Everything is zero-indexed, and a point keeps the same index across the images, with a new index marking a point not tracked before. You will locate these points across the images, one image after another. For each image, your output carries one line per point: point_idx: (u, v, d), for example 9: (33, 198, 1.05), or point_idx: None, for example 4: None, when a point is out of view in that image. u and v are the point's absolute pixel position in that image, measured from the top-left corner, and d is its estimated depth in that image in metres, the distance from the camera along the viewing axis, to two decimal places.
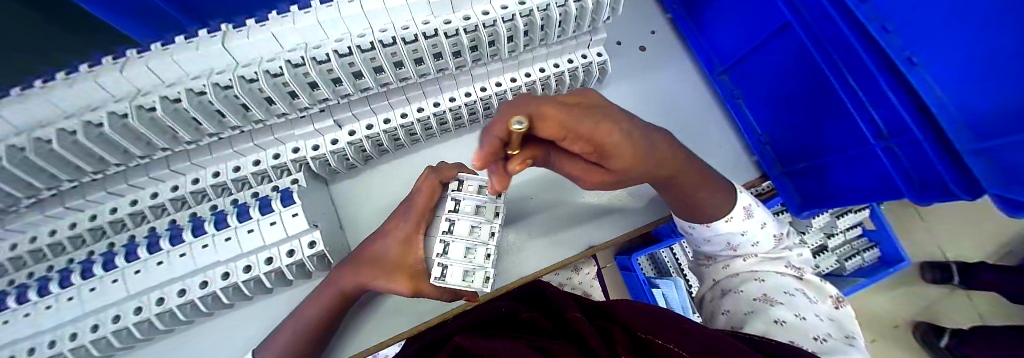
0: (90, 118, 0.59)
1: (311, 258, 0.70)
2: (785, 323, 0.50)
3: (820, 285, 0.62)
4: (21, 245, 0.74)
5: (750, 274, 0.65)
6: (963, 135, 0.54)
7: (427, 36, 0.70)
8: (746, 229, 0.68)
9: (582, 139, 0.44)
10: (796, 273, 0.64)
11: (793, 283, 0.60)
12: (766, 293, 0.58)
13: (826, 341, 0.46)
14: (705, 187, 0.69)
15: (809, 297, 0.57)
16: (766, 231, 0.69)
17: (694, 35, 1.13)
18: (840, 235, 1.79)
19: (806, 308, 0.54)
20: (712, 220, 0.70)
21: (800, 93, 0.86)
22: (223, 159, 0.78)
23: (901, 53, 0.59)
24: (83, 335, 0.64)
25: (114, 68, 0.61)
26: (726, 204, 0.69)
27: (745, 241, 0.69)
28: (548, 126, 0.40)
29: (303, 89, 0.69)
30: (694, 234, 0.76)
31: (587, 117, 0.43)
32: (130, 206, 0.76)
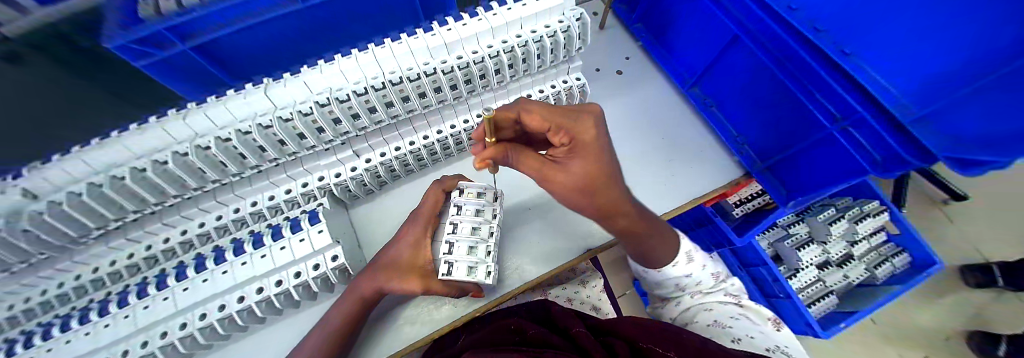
0: (158, 157, 0.74)
1: (333, 270, 0.78)
2: (742, 341, 0.67)
3: (759, 309, 0.74)
4: (84, 275, 0.85)
5: (700, 305, 0.78)
6: (901, 108, 0.65)
7: (428, 74, 0.85)
8: (691, 272, 0.79)
9: (556, 130, 0.62)
10: (735, 301, 0.77)
11: (735, 309, 0.74)
12: (716, 319, 0.73)
13: (776, 351, 0.64)
14: (659, 235, 0.75)
15: (752, 320, 0.71)
16: (706, 271, 0.80)
17: (663, 56, 1.28)
18: (863, 242, 1.77)
19: (751, 328, 0.70)
20: (659, 264, 0.78)
21: (762, 94, 0.98)
22: (260, 189, 0.91)
23: (836, 49, 0.74)
24: (133, 352, 0.72)
25: (180, 117, 0.76)
26: (674, 253, 0.77)
27: (691, 281, 0.80)
28: (534, 115, 0.63)
29: (328, 124, 0.83)
30: (648, 277, 0.85)
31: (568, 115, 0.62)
32: (180, 235, 0.87)
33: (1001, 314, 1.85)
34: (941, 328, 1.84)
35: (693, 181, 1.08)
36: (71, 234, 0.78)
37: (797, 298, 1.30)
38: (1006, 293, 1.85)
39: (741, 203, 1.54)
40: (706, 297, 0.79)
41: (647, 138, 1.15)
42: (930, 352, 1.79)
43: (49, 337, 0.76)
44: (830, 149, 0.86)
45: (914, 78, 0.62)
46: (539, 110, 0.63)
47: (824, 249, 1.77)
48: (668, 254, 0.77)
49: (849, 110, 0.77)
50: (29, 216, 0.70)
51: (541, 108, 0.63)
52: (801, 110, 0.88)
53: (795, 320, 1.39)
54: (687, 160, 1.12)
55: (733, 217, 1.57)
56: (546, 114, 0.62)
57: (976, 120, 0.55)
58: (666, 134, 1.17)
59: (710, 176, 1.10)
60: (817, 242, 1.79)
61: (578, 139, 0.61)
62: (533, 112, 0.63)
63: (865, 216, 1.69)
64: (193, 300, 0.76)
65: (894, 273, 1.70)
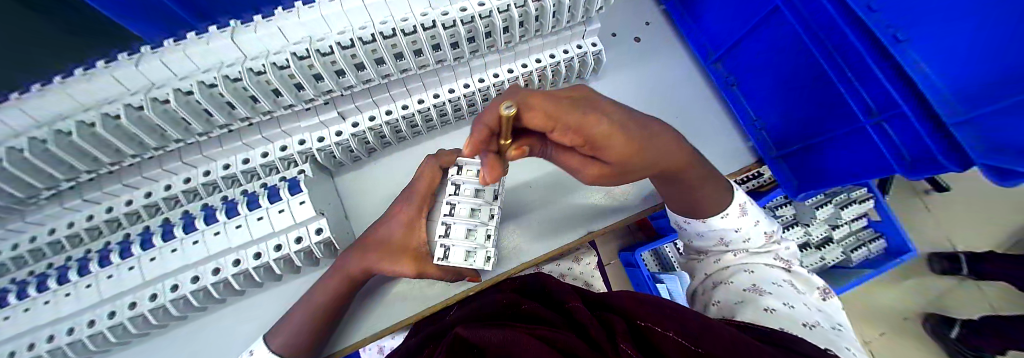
0: (107, 111, 0.63)
1: (318, 245, 0.72)
2: (775, 310, 0.54)
3: (808, 278, 0.67)
4: (39, 237, 0.77)
5: (739, 266, 0.70)
6: (947, 106, 0.57)
7: (426, 27, 0.73)
8: (740, 226, 0.74)
9: (572, 130, 0.45)
10: (785, 266, 0.69)
11: (780, 276, 0.65)
12: (755, 284, 0.63)
13: (814, 327, 0.50)
14: (704, 182, 0.71)
15: (796, 289, 0.61)
16: (757, 229, 0.74)
17: (687, 24, 1.15)
18: (846, 226, 1.79)
19: (793, 298, 0.57)
20: (706, 216, 0.74)
21: (793, 77, 0.90)
22: (232, 152, 0.81)
23: (888, 32, 0.63)
24: (101, 322, 0.67)
25: (128, 63, 0.64)
26: (720, 202, 0.72)
27: (738, 236, 0.74)
28: (534, 114, 0.41)
29: (309, 80, 0.72)
30: (688, 228, 0.81)
31: (576, 108, 0.43)
32: (144, 198, 0.78)
33: (960, 299, 1.97)
34: (904, 311, 1.96)
35: None
36: (14, 193, 0.68)
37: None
38: (969, 281, 1.96)
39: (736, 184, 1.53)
40: (752, 258, 0.71)
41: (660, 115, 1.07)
42: (889, 331, 1.93)
43: (7, 302, 0.70)
44: (856, 143, 0.81)
45: (965, 77, 0.54)
46: (541, 109, 0.41)
47: (806, 231, 1.80)
48: (716, 203, 0.72)
49: (887, 103, 0.69)
50: None
51: (542, 103, 0.41)
52: (833, 99, 0.82)
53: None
54: (699, 141, 1.06)
55: None
56: (550, 112, 0.41)
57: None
58: (679, 112, 1.09)
59: (721, 160, 1.04)
60: (801, 223, 1.82)
61: (596, 136, 0.46)
62: (534, 113, 0.41)
63: (851, 202, 1.73)
64: (163, 271, 0.70)
65: (868, 257, 1.78)
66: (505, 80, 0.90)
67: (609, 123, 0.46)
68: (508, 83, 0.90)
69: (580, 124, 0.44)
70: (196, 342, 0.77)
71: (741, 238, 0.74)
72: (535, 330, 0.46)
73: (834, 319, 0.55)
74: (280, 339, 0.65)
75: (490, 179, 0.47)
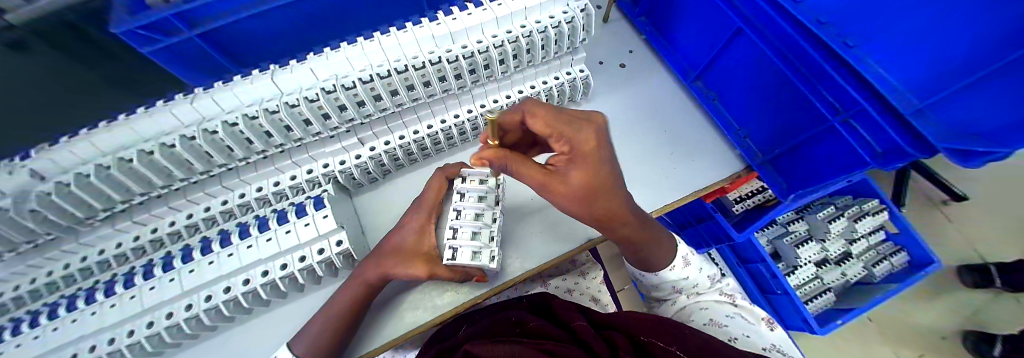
0: (166, 140, 0.75)
1: (337, 255, 0.79)
2: (736, 340, 0.69)
3: (752, 308, 0.75)
4: (90, 257, 0.86)
5: (695, 305, 0.78)
6: (906, 98, 0.63)
7: (433, 62, 0.85)
8: (687, 275, 0.77)
9: (560, 141, 0.55)
10: (730, 300, 0.77)
11: (730, 309, 0.75)
12: (714, 318, 0.74)
13: (769, 350, 0.66)
14: (652, 242, 0.72)
15: (746, 319, 0.73)
16: (703, 274, 0.78)
17: (666, 48, 1.28)
18: (863, 240, 1.76)
19: (748, 328, 0.71)
20: (656, 269, 0.76)
21: (764, 88, 0.99)
22: (265, 175, 0.92)
23: (837, 39, 0.72)
24: (139, 331, 0.73)
25: (187, 101, 0.77)
26: (667, 258, 0.76)
27: (689, 284, 0.78)
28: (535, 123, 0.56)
29: (334, 110, 0.84)
30: (647, 279, 0.82)
31: (572, 125, 0.55)
32: (186, 218, 0.88)
33: (997, 314, 1.86)
34: (937, 327, 1.85)
35: (692, 174, 1.09)
36: (78, 214, 0.79)
37: (795, 294, 1.35)
38: (1003, 293, 1.86)
39: (740, 200, 1.57)
40: (701, 296, 0.79)
41: (648, 131, 1.16)
42: (925, 350, 1.81)
43: (55, 316, 0.77)
44: (832, 143, 0.87)
45: (915, 71, 0.61)
46: (541, 118, 0.55)
47: (822, 247, 1.78)
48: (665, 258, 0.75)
49: (851, 101, 0.77)
50: (35, 195, 0.70)
51: (545, 113, 0.55)
52: (803, 103, 0.90)
53: (791, 314, 1.45)
54: (687, 153, 1.13)
55: (733, 213, 1.59)
56: (549, 121, 0.54)
57: (988, 112, 0.55)
58: (667, 127, 1.17)
59: (711, 169, 1.11)
60: (815, 239, 1.81)
61: (576, 151, 0.55)
62: (538, 119, 0.55)
63: (864, 214, 1.70)
64: (200, 282, 0.77)
65: (891, 271, 1.72)
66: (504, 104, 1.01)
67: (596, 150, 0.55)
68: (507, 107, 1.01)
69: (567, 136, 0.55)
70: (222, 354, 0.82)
71: (690, 286, 0.79)
72: (542, 344, 0.55)
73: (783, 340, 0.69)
74: (302, 343, 0.70)
75: (486, 156, 0.58)
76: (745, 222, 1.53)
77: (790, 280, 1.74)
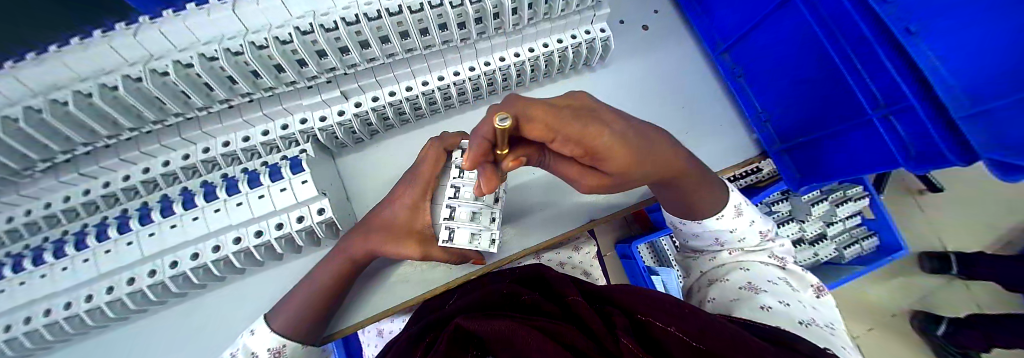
0: (105, 81, 0.61)
1: (320, 225, 0.72)
2: (769, 309, 0.54)
3: (802, 276, 0.66)
4: (36, 211, 0.76)
5: (735, 264, 0.70)
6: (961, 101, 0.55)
7: (432, 5, 0.71)
8: (736, 227, 0.71)
9: (571, 142, 0.42)
10: (779, 264, 0.69)
11: (776, 273, 0.65)
12: (751, 282, 0.63)
13: (809, 325, 0.50)
14: (700, 188, 0.68)
15: (791, 286, 0.61)
16: (753, 228, 0.73)
17: (696, 12, 1.13)
18: (841, 223, 1.80)
19: (789, 295, 0.58)
20: (702, 218, 0.72)
21: (800, 69, 0.90)
22: (233, 129, 0.79)
23: (900, 23, 0.60)
24: (99, 297, 0.67)
25: (124, 32, 0.62)
26: (717, 206, 0.70)
27: (733, 237, 0.72)
28: (534, 127, 0.40)
29: (312, 57, 0.70)
30: (684, 229, 0.78)
31: (577, 120, 0.41)
32: (142, 174, 0.77)
33: (948, 298, 2.01)
34: (892, 309, 2.00)
35: (704, 156, 1.03)
36: (10, 164, 0.67)
37: None
38: (958, 279, 2.00)
39: (732, 179, 1.54)
40: (747, 254, 0.71)
41: (664, 106, 1.07)
42: (877, 327, 1.97)
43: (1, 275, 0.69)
44: (862, 137, 0.81)
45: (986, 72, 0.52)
46: (540, 120, 0.39)
47: (800, 227, 1.81)
48: (713, 204, 0.70)
49: (895, 96, 0.69)
50: None
51: (541, 113, 0.39)
52: (841, 90, 0.81)
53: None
54: (702, 133, 1.05)
55: None
56: (551, 123, 0.39)
57: None
58: (685, 103, 1.08)
59: (724, 152, 1.04)
60: (795, 220, 1.83)
61: (597, 149, 0.43)
62: (534, 121, 0.40)
63: (847, 200, 1.73)
64: (162, 247, 0.69)
65: (859, 254, 1.80)
66: (511, 63, 0.88)
67: (614, 135, 0.43)
68: (513, 67, 0.89)
69: (580, 137, 0.41)
70: (194, 320, 0.77)
71: (736, 238, 0.72)
72: (536, 321, 0.49)
73: (830, 317, 0.56)
74: (281, 319, 0.63)
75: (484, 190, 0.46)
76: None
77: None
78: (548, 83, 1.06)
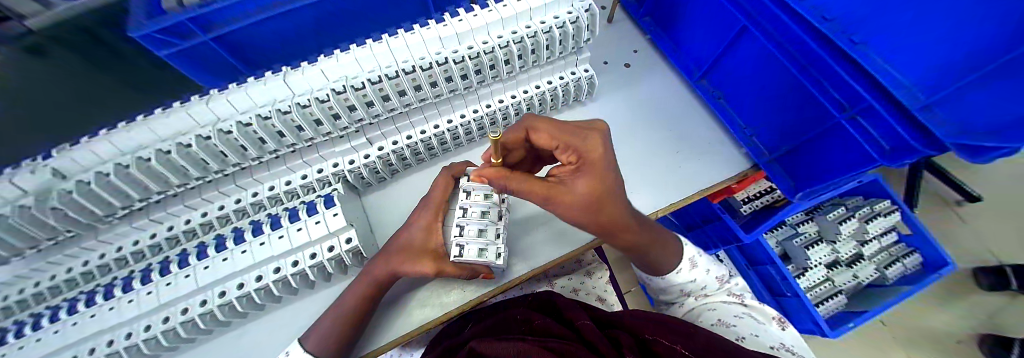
0: (183, 141, 0.77)
1: (347, 252, 0.81)
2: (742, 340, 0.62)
3: (763, 308, 0.73)
4: (108, 254, 0.89)
5: (704, 305, 0.75)
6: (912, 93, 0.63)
7: (440, 63, 0.87)
8: (695, 277, 0.76)
9: (568, 150, 0.57)
10: (740, 300, 0.75)
11: (739, 309, 0.72)
12: (720, 318, 0.71)
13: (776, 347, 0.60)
14: (656, 247, 0.70)
15: (756, 319, 0.69)
16: (711, 276, 0.77)
17: (671, 47, 1.28)
18: (875, 242, 1.74)
19: (755, 326, 0.67)
20: (663, 272, 0.75)
21: (770, 85, 0.99)
22: (278, 175, 0.94)
23: (844, 36, 0.73)
24: (156, 326, 0.76)
25: (202, 103, 0.79)
26: (675, 261, 0.74)
27: (697, 287, 0.77)
28: (540, 135, 0.58)
29: (344, 111, 0.86)
30: (653, 283, 0.81)
31: (577, 135, 0.56)
32: (200, 217, 0.90)
33: (1014, 316, 1.81)
34: (951, 330, 1.81)
35: (697, 173, 1.09)
36: (98, 212, 0.82)
37: (806, 296, 1.30)
38: (1022, 294, 1.81)
39: (748, 200, 1.57)
40: (709, 296, 0.76)
41: (652, 130, 1.16)
42: (939, 353, 1.77)
43: (74, 311, 0.80)
44: (838, 140, 0.87)
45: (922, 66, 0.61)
46: (546, 132, 0.58)
47: (833, 249, 1.75)
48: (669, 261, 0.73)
49: (857, 99, 0.77)
50: (59, 195, 0.74)
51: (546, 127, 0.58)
52: (808, 100, 0.89)
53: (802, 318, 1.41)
54: (692, 151, 1.13)
55: (741, 214, 1.58)
56: (553, 133, 0.57)
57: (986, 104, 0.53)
58: (672, 126, 1.17)
59: (716, 168, 1.10)
60: (826, 241, 1.78)
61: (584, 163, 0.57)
62: (540, 131, 0.59)
63: (876, 215, 1.69)
64: (214, 277, 0.79)
65: (904, 273, 1.69)
66: (509, 104, 1.02)
67: (606, 154, 0.55)
68: (511, 107, 1.02)
69: (574, 145, 0.56)
70: (233, 349, 0.84)
71: (697, 286, 0.78)
72: (545, 342, 0.55)
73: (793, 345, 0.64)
74: (313, 339, 0.71)
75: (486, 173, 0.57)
76: (754, 222, 1.51)
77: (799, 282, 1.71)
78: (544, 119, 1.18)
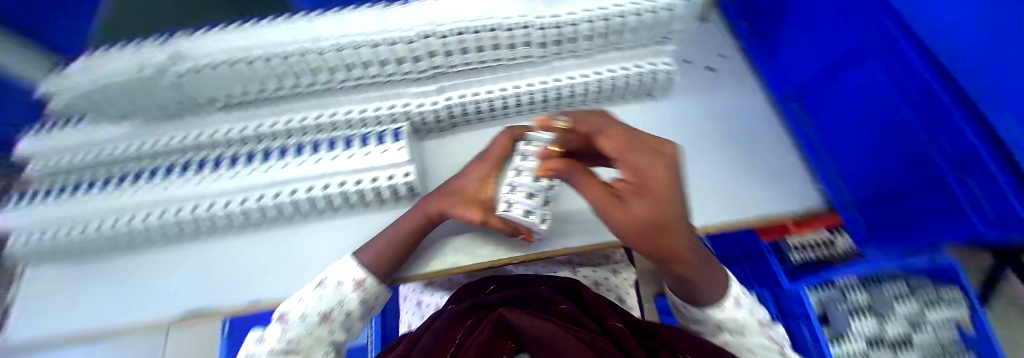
0: (287, 49, 0.86)
1: (402, 185, 0.89)
2: None
3: None
4: (205, 135, 1.03)
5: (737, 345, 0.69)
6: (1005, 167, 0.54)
7: (524, 26, 0.88)
8: (737, 317, 0.70)
9: (630, 168, 0.48)
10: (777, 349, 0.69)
11: None
12: None
13: None
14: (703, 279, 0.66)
15: None
16: (755, 318, 0.72)
17: (765, 62, 1.20)
18: (932, 329, 1.39)
19: None
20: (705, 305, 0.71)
21: (873, 124, 0.89)
22: (355, 101, 1.02)
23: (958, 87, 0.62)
24: (235, 204, 0.94)
25: (308, 19, 0.87)
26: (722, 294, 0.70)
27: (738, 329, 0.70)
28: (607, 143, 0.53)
29: (425, 54, 0.90)
30: (689, 312, 0.77)
31: (646, 154, 0.47)
32: (285, 123, 1.01)
33: None
34: None
35: (758, 196, 1.01)
36: (206, 95, 0.95)
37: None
38: None
39: (800, 248, 1.49)
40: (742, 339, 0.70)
41: (723, 143, 1.09)
42: None
43: (177, 174, 0.98)
44: (943, 199, 0.77)
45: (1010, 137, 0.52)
46: (615, 141, 0.52)
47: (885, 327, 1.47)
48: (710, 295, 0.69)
49: (963, 158, 0.66)
50: (169, 71, 0.84)
51: (614, 140, 0.52)
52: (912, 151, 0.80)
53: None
54: (763, 174, 1.04)
55: (789, 261, 1.52)
56: (620, 146, 0.51)
57: None
58: (746, 143, 1.10)
59: (781, 195, 1.02)
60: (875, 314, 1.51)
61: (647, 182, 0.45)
62: (610, 139, 0.53)
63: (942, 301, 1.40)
64: (289, 176, 0.93)
65: None
66: (580, 82, 1.00)
67: (671, 176, 0.45)
68: (581, 85, 1.01)
69: (637, 165, 0.46)
70: (290, 243, 0.98)
71: (735, 327, 0.71)
72: (580, 332, 0.56)
73: None
74: (366, 254, 0.80)
75: (552, 166, 0.60)
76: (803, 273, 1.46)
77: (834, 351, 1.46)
78: (610, 106, 1.16)
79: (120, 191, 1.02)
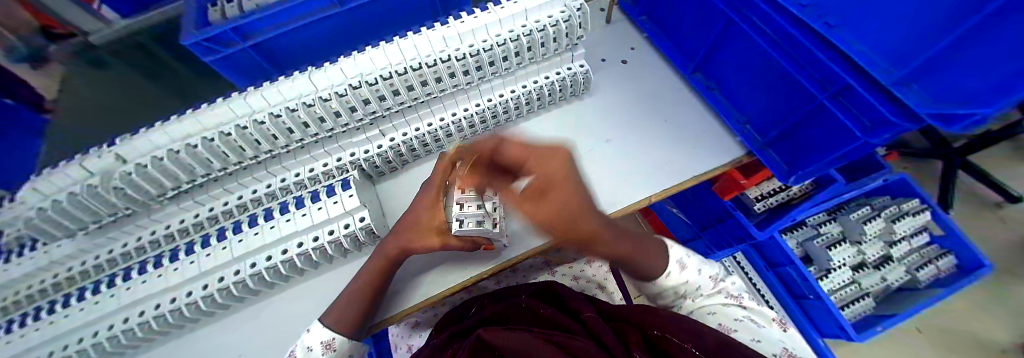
0: (224, 129, 0.89)
1: (360, 230, 0.90)
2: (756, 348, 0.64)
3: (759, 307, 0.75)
4: (159, 231, 1.02)
5: (703, 309, 0.77)
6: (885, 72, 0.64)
7: (444, 60, 0.96)
8: (687, 279, 0.80)
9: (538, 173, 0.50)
10: (737, 301, 0.77)
11: (741, 312, 0.73)
12: (723, 323, 0.72)
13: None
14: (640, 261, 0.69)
15: (757, 322, 0.70)
16: (704, 276, 0.82)
17: (665, 43, 1.33)
18: (904, 243, 1.65)
19: (762, 333, 0.68)
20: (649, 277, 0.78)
21: (761, 73, 1.01)
22: (302, 163, 1.06)
23: (819, 21, 0.74)
24: (196, 292, 0.89)
25: (240, 97, 0.91)
26: (660, 271, 0.76)
27: (692, 288, 0.80)
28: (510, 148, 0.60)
29: (360, 104, 0.95)
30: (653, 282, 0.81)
31: (550, 157, 0.48)
32: (237, 199, 1.02)
33: None
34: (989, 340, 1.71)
35: (693, 163, 1.11)
36: (151, 192, 0.95)
37: (831, 301, 1.41)
38: None
39: (762, 198, 1.56)
40: (705, 297, 0.79)
41: (649, 123, 1.19)
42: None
43: (128, 279, 0.94)
44: (825, 122, 0.88)
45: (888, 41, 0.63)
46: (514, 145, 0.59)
47: (859, 250, 1.67)
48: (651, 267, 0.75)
49: (836, 80, 0.78)
50: (121, 173, 0.87)
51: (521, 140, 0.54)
52: (795, 86, 0.91)
53: (828, 322, 1.51)
54: (690, 142, 1.15)
55: (756, 212, 1.60)
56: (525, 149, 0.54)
57: (961, 74, 0.52)
58: (669, 118, 1.20)
59: (713, 157, 1.12)
60: (849, 242, 1.70)
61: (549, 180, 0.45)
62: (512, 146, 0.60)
63: (905, 214, 1.61)
64: (247, 249, 0.91)
65: (938, 276, 1.61)
66: (508, 98, 1.10)
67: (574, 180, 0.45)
68: (510, 101, 1.10)
69: (544, 167, 0.46)
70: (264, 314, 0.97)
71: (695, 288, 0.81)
72: (552, 335, 0.53)
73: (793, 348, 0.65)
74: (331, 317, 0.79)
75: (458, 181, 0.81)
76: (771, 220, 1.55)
77: (824, 285, 1.65)
78: (543, 113, 1.26)
79: (51, 318, 0.91)
